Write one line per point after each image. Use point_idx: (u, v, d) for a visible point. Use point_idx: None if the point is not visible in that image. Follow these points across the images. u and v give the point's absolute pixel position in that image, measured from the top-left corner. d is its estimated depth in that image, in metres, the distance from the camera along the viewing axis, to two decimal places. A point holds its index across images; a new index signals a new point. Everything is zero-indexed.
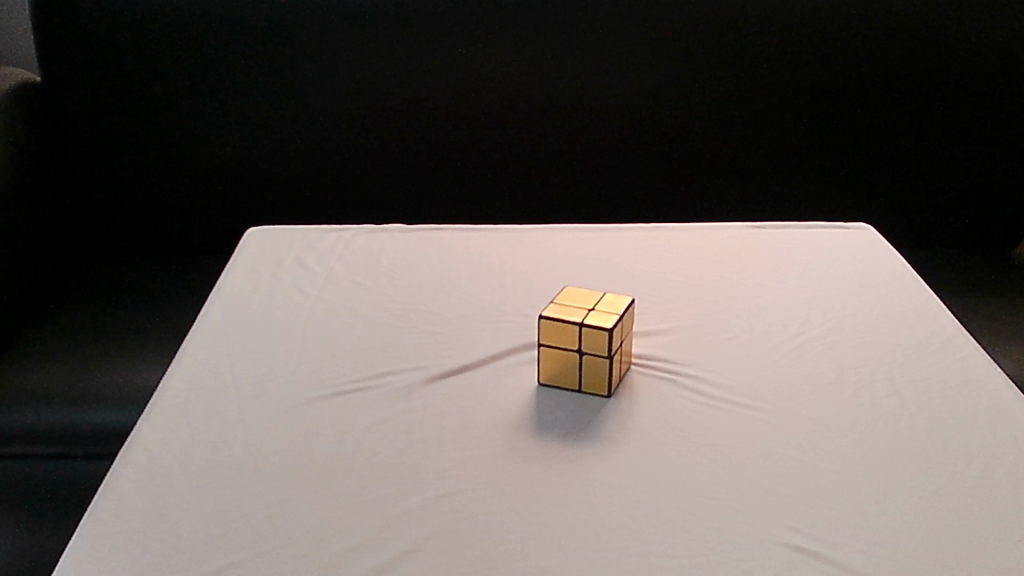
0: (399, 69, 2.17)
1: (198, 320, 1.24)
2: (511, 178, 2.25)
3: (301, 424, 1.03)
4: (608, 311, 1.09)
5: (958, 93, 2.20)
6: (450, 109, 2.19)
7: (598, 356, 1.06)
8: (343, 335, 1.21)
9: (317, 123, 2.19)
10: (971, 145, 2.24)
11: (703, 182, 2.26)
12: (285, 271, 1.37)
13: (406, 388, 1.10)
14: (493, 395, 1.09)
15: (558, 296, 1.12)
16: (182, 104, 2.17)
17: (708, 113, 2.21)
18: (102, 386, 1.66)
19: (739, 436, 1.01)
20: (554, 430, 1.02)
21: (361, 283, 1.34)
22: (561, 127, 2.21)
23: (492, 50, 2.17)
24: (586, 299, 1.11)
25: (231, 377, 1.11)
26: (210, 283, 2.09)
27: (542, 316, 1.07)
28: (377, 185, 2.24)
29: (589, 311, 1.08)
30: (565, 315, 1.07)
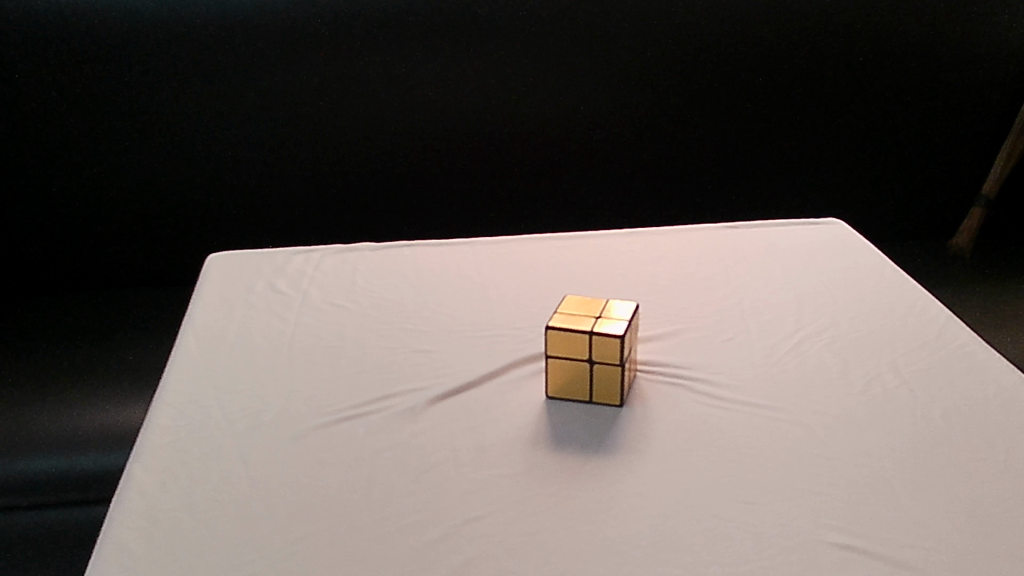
0: (342, 83, 2.09)
1: (174, 352, 1.17)
2: (458, 191, 2.23)
3: (306, 456, 0.98)
4: (615, 318, 1.06)
5: (901, 88, 2.23)
6: (394, 123, 2.14)
7: (610, 365, 1.03)
8: (332, 359, 1.15)
9: (257, 142, 2.12)
10: (911, 139, 2.28)
11: (654, 187, 2.27)
12: (257, 296, 1.31)
13: (410, 411, 1.05)
14: (503, 410, 1.05)
15: (562, 306, 1.09)
16: (117, 134, 2.09)
17: (657, 116, 2.19)
18: (49, 428, 1.58)
19: (763, 438, 0.99)
20: (572, 443, 0.99)
21: (340, 304, 1.29)
22: (508, 136, 2.18)
23: (438, 60, 2.10)
24: (591, 308, 1.08)
25: (221, 412, 1.05)
26: (152, 312, 2.01)
27: (549, 326, 1.03)
28: (321, 205, 2.20)
29: (596, 320, 1.05)
30: (572, 324, 1.04)
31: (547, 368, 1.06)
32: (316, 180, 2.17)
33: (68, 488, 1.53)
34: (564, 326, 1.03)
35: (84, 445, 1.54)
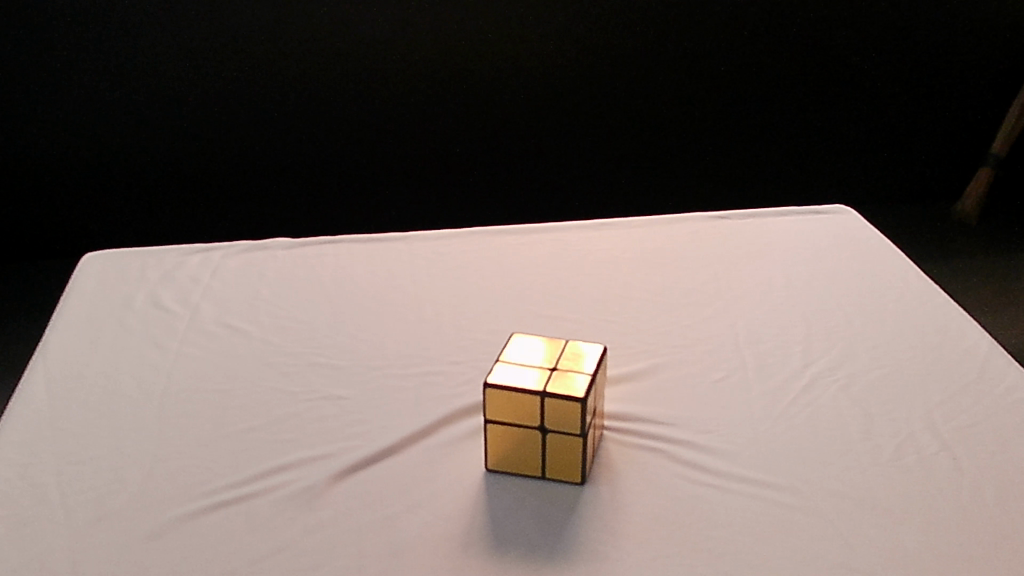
0: (275, 37, 1.86)
1: (14, 398, 0.91)
2: (405, 155, 2.02)
3: (160, 567, 0.73)
4: (577, 369, 0.81)
5: (895, 45, 2.02)
6: (332, 80, 1.91)
7: (569, 434, 0.79)
8: (217, 410, 0.90)
9: (182, 100, 1.91)
10: (906, 97, 2.08)
11: (623, 154, 2.06)
12: (134, 315, 1.05)
13: (307, 492, 0.80)
14: (430, 491, 0.80)
15: (506, 350, 0.83)
16: (27, 88, 1.88)
17: (628, 74, 1.97)
18: None
19: (768, 538, 0.75)
20: (517, 544, 0.75)
21: (237, 327, 1.03)
22: (462, 97, 1.96)
23: (379, 12, 1.86)
24: (542, 355, 0.82)
25: (58, 496, 0.80)
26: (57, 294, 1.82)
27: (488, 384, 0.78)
28: (255, 173, 2.00)
29: (549, 374, 0.79)
30: (520, 380, 0.79)
31: (486, 434, 0.81)
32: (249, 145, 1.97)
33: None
34: (509, 385, 0.78)
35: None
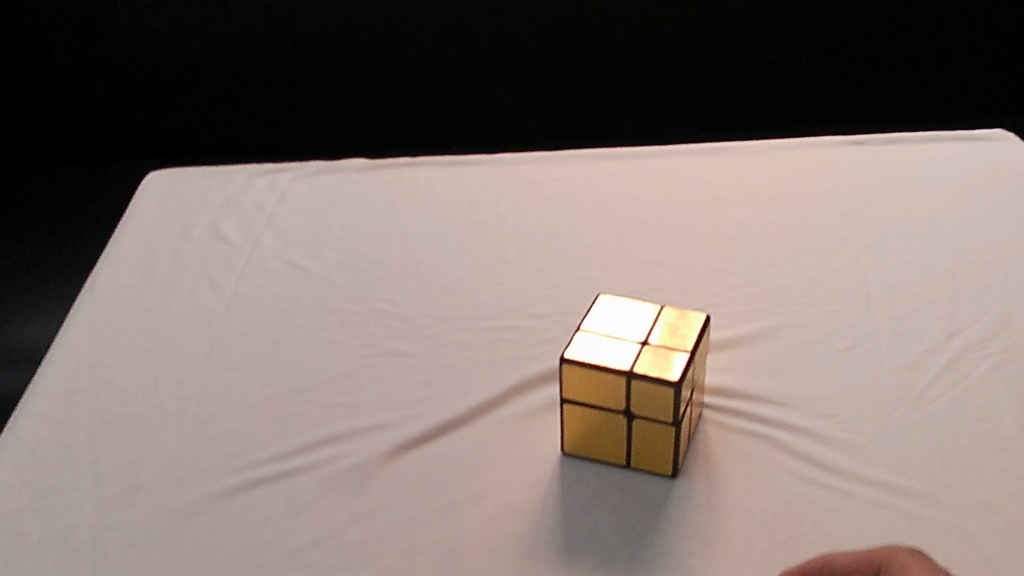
0: None
1: (55, 342, 0.84)
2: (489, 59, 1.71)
3: (189, 555, 0.65)
4: (673, 345, 0.68)
5: None
6: None
7: (659, 421, 0.66)
8: (267, 364, 0.81)
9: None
10: None
11: (752, 80, 1.72)
12: (192, 247, 0.96)
13: (357, 470, 0.71)
14: (495, 476, 0.70)
15: (591, 315, 0.71)
16: None
17: None
18: None
19: None
20: (592, 551, 0.64)
21: (300, 263, 0.93)
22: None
23: None
24: (633, 323, 0.70)
25: (88, 462, 0.72)
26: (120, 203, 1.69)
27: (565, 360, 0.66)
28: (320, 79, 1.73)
29: (640, 348, 0.67)
30: (604, 355, 0.66)
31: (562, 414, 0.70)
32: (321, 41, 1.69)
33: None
34: (590, 363, 0.66)
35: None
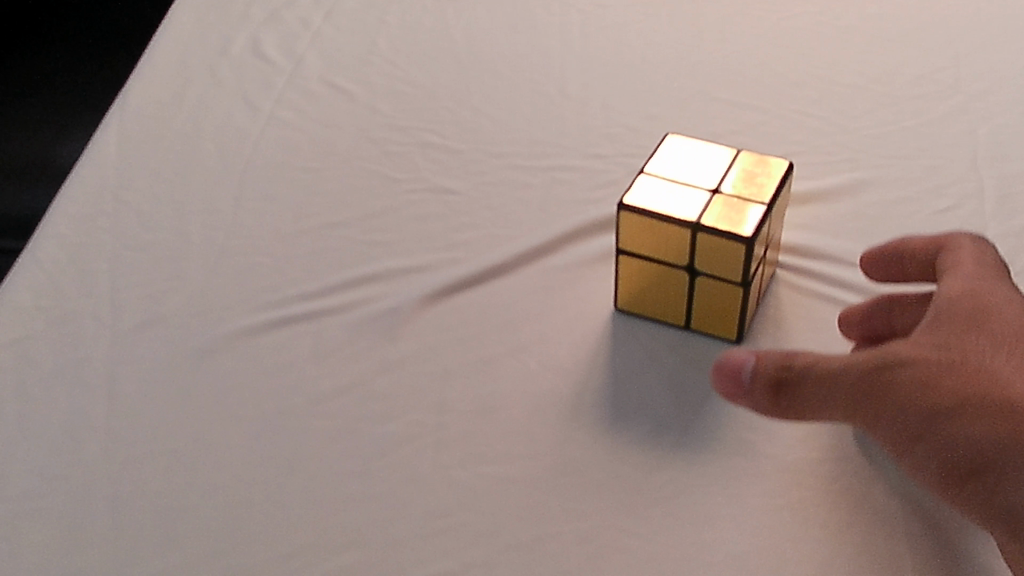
0: None
1: (80, 159, 0.79)
2: None
3: (209, 395, 0.61)
4: (748, 196, 0.60)
5: None
6: None
7: (727, 280, 0.59)
8: (302, 195, 0.75)
9: None
10: None
11: None
12: (229, 64, 0.89)
13: (391, 314, 0.65)
14: (540, 329, 0.64)
15: (656, 156, 0.63)
16: None
17: None
18: None
19: None
20: (641, 416, 0.58)
21: (343, 87, 0.85)
22: None
23: None
24: (704, 168, 0.62)
25: (108, 289, 0.68)
26: None
27: (623, 208, 0.58)
28: None
29: (710, 198, 0.59)
30: (668, 204, 0.58)
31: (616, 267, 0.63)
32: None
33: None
34: (651, 213, 0.58)
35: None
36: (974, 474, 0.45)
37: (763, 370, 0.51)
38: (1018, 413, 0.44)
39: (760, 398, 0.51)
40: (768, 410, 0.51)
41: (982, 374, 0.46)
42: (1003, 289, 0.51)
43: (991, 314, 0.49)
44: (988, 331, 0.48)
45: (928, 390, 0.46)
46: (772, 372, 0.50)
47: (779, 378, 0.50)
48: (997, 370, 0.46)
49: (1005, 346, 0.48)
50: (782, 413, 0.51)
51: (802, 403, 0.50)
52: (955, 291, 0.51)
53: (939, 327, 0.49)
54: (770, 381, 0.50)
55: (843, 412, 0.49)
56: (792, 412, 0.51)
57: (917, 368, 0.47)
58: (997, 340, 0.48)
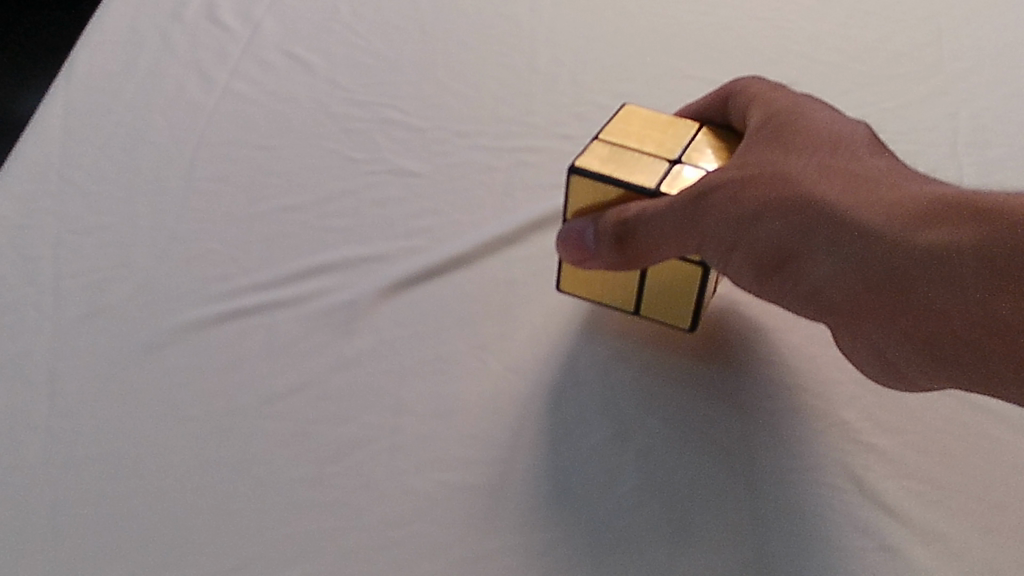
0: None
1: (24, 131, 0.75)
2: None
3: (152, 392, 0.58)
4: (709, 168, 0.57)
5: None
6: None
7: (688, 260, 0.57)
8: (257, 174, 0.72)
9: None
10: None
11: None
12: (182, 29, 0.85)
13: (344, 307, 0.62)
14: (500, 324, 0.61)
15: (615, 120, 0.60)
16: None
17: None
18: None
19: (952, 453, 0.54)
20: (603, 419, 0.56)
21: (302, 57, 0.82)
22: None
23: None
24: (667, 137, 0.59)
25: (52, 277, 0.65)
26: None
27: (578, 171, 0.56)
28: None
29: (671, 165, 0.57)
30: (626, 168, 0.56)
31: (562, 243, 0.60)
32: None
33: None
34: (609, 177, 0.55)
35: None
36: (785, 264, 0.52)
37: (602, 231, 0.55)
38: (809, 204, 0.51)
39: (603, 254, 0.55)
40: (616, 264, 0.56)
41: (777, 177, 0.52)
42: (797, 108, 0.58)
43: (786, 132, 0.56)
44: (783, 145, 0.55)
45: (735, 203, 0.52)
46: (609, 227, 0.55)
47: (617, 231, 0.54)
48: (790, 170, 0.53)
49: (798, 152, 0.54)
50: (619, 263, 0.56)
51: (633, 249, 0.54)
52: (755, 118, 0.58)
53: (742, 151, 0.56)
54: (610, 238, 0.55)
55: (672, 244, 0.54)
56: (628, 262, 0.55)
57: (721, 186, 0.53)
58: (790, 149, 0.55)
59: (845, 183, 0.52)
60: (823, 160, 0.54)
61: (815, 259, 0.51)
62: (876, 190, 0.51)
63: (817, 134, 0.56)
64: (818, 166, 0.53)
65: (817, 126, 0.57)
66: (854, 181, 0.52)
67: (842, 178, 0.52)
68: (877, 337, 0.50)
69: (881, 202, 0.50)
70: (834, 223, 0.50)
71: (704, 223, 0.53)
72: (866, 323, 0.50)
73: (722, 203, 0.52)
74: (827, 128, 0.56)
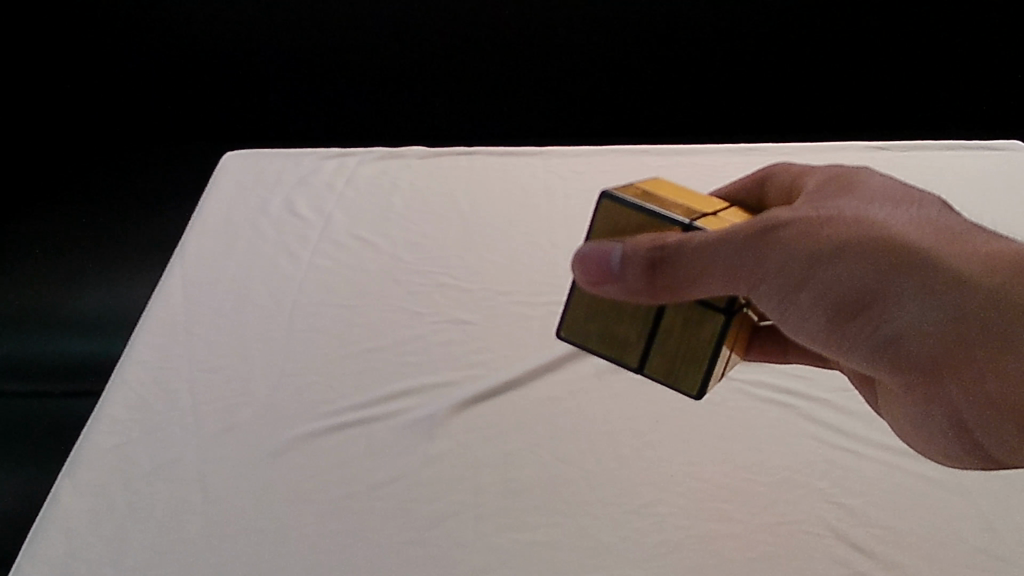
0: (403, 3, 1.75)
1: (152, 299, 0.93)
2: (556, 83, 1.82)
3: (282, 486, 0.74)
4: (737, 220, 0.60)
5: None
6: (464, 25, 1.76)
7: (711, 305, 0.56)
8: (344, 325, 0.90)
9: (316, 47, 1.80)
10: None
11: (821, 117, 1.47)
12: (269, 221, 1.05)
13: (426, 420, 0.80)
14: (550, 430, 0.79)
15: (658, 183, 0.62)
16: None
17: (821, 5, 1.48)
18: (77, 310, 1.44)
19: (903, 510, 0.71)
20: (637, 494, 0.73)
21: (368, 239, 1.02)
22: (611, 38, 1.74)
23: None
24: (703, 202, 0.60)
25: (190, 404, 0.82)
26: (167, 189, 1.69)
27: (608, 195, 0.57)
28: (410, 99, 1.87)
29: (703, 216, 0.57)
30: (658, 203, 0.57)
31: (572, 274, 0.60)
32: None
33: (58, 421, 1.30)
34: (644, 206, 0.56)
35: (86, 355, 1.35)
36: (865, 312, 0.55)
37: (633, 254, 0.53)
38: (894, 248, 0.54)
39: (628, 279, 0.53)
40: (638, 290, 0.54)
41: (852, 221, 0.55)
42: (849, 175, 0.62)
43: (848, 192, 0.60)
44: (849, 200, 0.58)
45: (813, 245, 0.54)
46: (652, 253, 0.53)
47: (664, 255, 0.52)
48: (865, 217, 0.55)
49: (867, 206, 0.58)
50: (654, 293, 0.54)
51: (678, 278, 0.52)
52: (811, 187, 0.62)
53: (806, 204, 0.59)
54: (644, 261, 0.53)
55: (720, 278, 0.53)
56: (663, 290, 0.53)
57: (797, 226, 0.54)
58: (858, 203, 0.58)
59: (923, 233, 0.55)
60: (894, 215, 0.57)
61: (903, 304, 0.54)
62: (954, 247, 0.55)
63: (884, 191, 0.60)
64: (890, 219, 0.56)
65: (872, 184, 0.61)
66: (939, 233, 0.56)
67: (918, 229, 0.56)
68: (953, 381, 0.56)
69: (968, 257, 0.54)
70: (923, 270, 0.53)
71: (778, 259, 0.53)
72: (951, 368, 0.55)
73: (796, 240, 0.53)
74: (888, 190, 0.60)
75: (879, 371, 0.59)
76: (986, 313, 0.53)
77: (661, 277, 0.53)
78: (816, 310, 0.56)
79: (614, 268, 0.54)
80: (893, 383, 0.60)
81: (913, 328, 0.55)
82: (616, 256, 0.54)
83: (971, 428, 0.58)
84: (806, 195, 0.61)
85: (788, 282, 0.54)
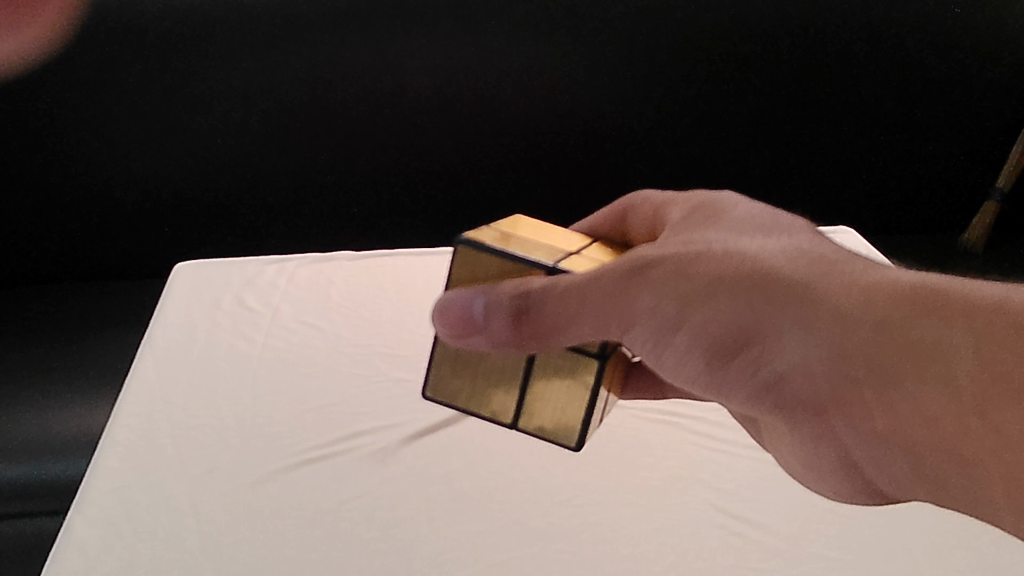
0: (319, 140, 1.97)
1: (126, 379, 1.08)
2: None
3: (260, 508, 0.88)
4: (590, 258, 0.70)
5: (948, 112, 1.88)
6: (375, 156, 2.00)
7: (584, 352, 0.66)
8: (297, 386, 1.07)
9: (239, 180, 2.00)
10: (962, 141, 1.92)
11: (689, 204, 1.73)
12: (225, 313, 1.22)
13: (381, 451, 0.96)
14: (484, 452, 0.95)
15: (507, 224, 0.72)
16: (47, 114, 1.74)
17: (673, 107, 1.84)
18: None
19: (767, 490, 0.90)
20: (562, 490, 0.90)
21: (313, 323, 1.19)
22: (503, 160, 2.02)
23: (420, 103, 1.80)
24: (547, 238, 0.71)
25: (175, 454, 0.96)
26: (95, 296, 1.79)
27: (467, 240, 0.66)
28: None
29: (554, 252, 0.68)
30: (514, 245, 0.67)
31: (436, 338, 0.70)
32: (275, 184, 1.86)
33: None
34: (504, 250, 0.65)
35: (19, 465, 1.34)
36: (743, 343, 0.64)
37: (500, 307, 0.63)
38: (758, 283, 0.62)
39: (496, 331, 0.63)
40: (504, 340, 0.64)
41: (718, 255, 0.64)
42: (719, 202, 0.74)
43: (715, 220, 0.72)
44: (720, 232, 0.69)
45: (677, 283, 0.63)
46: (519, 302, 0.62)
47: (530, 304, 0.62)
48: (737, 249, 0.65)
49: (743, 238, 0.68)
50: (524, 342, 0.64)
51: (549, 328, 0.63)
52: (678, 213, 0.76)
53: (684, 236, 0.69)
54: (509, 313, 0.62)
55: (585, 320, 0.62)
56: (532, 340, 0.64)
57: (666, 265, 0.64)
58: (731, 234, 0.69)
59: (795, 261, 0.64)
60: (770, 245, 0.66)
61: (781, 338, 0.62)
62: (828, 275, 0.62)
63: (757, 222, 0.71)
64: (761, 248, 0.65)
65: (750, 216, 0.72)
66: (811, 262, 0.64)
67: (792, 257, 0.64)
68: (843, 421, 0.63)
69: (841, 286, 0.61)
70: (791, 301, 0.61)
71: (648, 296, 0.63)
72: (832, 403, 0.63)
73: (663, 278, 0.63)
74: (759, 218, 0.72)
75: (760, 401, 0.68)
76: (859, 352, 0.59)
77: (533, 327, 0.62)
78: (699, 341, 0.66)
79: (483, 320, 0.63)
80: (785, 420, 0.68)
81: (795, 360, 0.63)
82: (482, 309, 0.63)
83: (857, 462, 0.66)
84: (682, 225, 0.74)
85: (664, 318, 0.64)
